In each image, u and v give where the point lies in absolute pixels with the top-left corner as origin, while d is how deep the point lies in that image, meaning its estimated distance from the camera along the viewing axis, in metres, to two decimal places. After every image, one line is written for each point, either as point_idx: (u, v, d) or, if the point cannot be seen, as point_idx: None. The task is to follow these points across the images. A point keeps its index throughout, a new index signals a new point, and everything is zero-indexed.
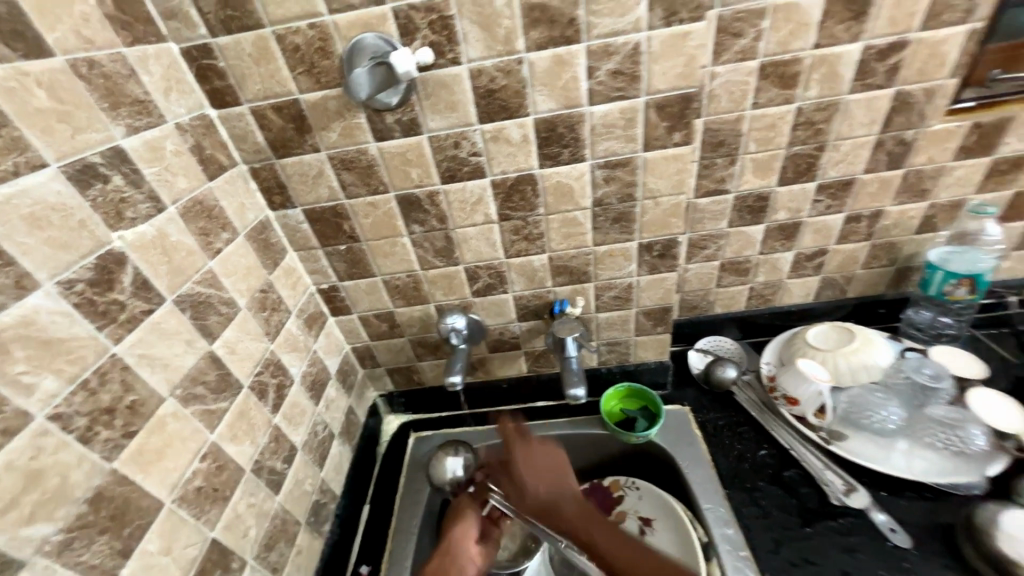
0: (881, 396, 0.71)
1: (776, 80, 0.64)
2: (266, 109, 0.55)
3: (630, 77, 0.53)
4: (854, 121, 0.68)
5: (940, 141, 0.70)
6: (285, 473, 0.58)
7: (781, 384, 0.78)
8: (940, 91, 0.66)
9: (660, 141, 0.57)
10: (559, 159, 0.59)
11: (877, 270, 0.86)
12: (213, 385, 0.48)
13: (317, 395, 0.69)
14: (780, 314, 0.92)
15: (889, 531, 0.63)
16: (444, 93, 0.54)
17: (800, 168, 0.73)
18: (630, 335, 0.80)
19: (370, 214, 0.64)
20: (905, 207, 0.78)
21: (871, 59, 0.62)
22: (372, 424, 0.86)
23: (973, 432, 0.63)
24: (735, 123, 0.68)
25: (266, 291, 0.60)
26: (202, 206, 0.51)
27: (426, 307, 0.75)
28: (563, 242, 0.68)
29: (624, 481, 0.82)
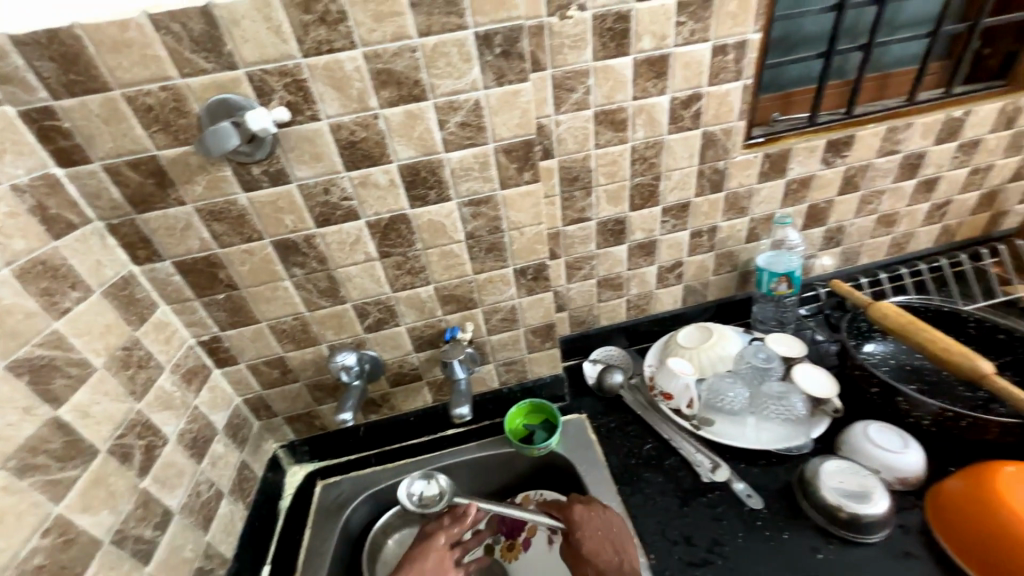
0: (730, 380, 0.83)
1: (609, 125, 0.77)
2: (121, 166, 0.55)
3: (476, 127, 0.61)
4: (677, 156, 0.83)
5: (745, 169, 0.88)
6: (156, 540, 0.55)
7: (658, 382, 0.87)
8: (735, 130, 0.83)
9: (513, 180, 0.66)
10: (427, 200, 0.65)
11: (725, 275, 1.02)
12: (58, 452, 0.46)
13: (199, 452, 0.66)
14: (657, 321, 1.04)
15: (746, 497, 0.73)
16: (308, 146, 0.58)
17: (645, 196, 0.86)
18: (522, 353, 0.87)
19: (247, 261, 0.65)
20: (732, 222, 0.94)
21: (678, 107, 0.78)
22: (272, 479, 0.82)
23: (795, 401, 0.77)
24: (584, 161, 0.79)
25: (130, 349, 0.58)
26: (46, 267, 0.49)
27: (319, 348, 0.76)
28: (445, 273, 0.73)
29: (534, 495, 0.87)
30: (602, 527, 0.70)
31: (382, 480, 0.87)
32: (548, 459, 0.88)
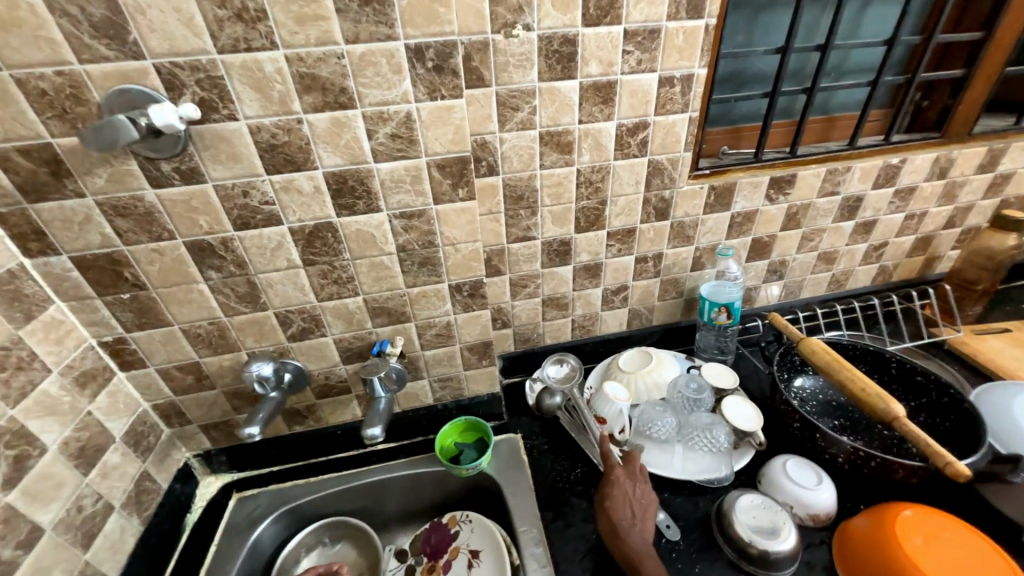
0: (660, 409, 0.84)
1: (554, 147, 0.76)
2: (9, 152, 0.51)
3: (407, 140, 0.59)
4: (624, 182, 0.83)
5: (691, 199, 0.89)
6: (16, 561, 0.50)
7: (594, 405, 0.87)
8: (681, 161, 0.84)
9: (447, 196, 0.65)
10: (355, 209, 0.63)
11: (670, 302, 1.03)
12: None
13: (87, 462, 0.61)
14: (602, 343, 1.04)
15: (664, 528, 0.72)
16: (224, 145, 0.55)
17: (590, 219, 0.86)
18: (458, 370, 0.85)
19: (156, 261, 0.61)
20: (678, 250, 0.95)
21: (625, 134, 0.78)
22: (180, 490, 0.78)
23: (718, 433, 0.77)
24: (529, 181, 0.79)
25: (8, 349, 0.53)
26: None
27: (237, 355, 0.72)
28: (375, 285, 0.71)
29: (460, 515, 0.84)
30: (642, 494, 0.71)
31: (301, 495, 0.84)
32: (478, 480, 0.86)
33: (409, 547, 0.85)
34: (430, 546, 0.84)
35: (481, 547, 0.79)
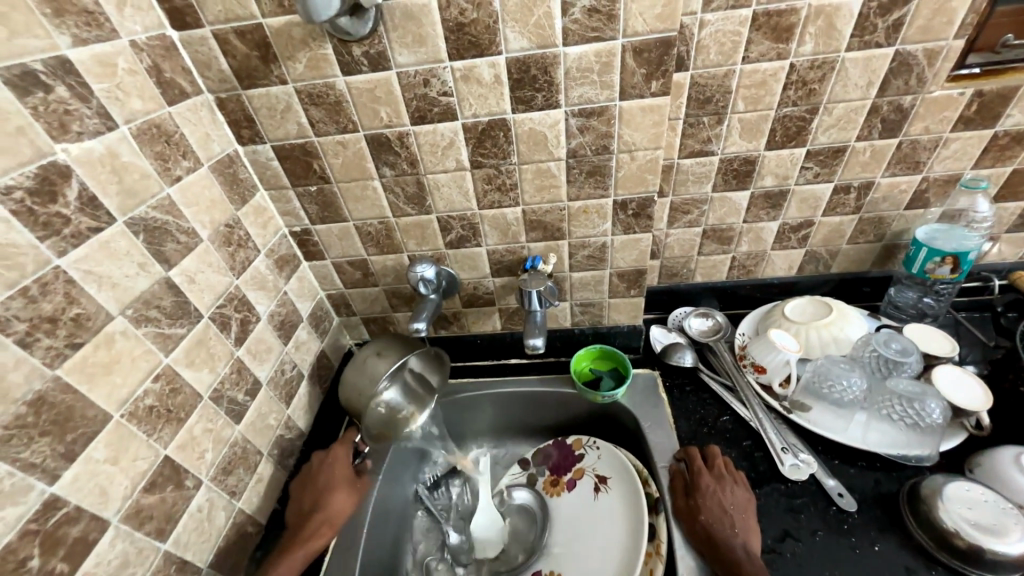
0: (845, 367, 0.71)
1: (768, 33, 0.60)
2: (229, 33, 0.53)
3: (606, 16, 0.50)
4: (850, 82, 0.65)
5: (940, 109, 0.67)
6: (247, 405, 0.60)
7: (752, 352, 0.79)
8: (944, 54, 0.62)
9: (637, 90, 0.55)
10: (532, 104, 0.57)
11: (863, 246, 0.84)
12: (169, 310, 0.49)
13: (285, 334, 0.70)
14: (761, 287, 0.91)
15: (837, 496, 0.64)
16: (412, 25, 0.52)
17: (790, 132, 0.70)
18: (603, 297, 0.80)
19: (339, 153, 0.63)
20: (897, 179, 0.75)
21: (872, 13, 0.59)
22: (346, 371, 0.88)
23: (930, 406, 0.63)
24: (723, 79, 0.65)
25: (232, 227, 0.60)
26: (159, 131, 0.50)
27: (399, 257, 0.75)
28: (537, 195, 0.66)
29: (586, 440, 0.84)
30: (735, 497, 0.64)
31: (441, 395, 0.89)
32: (610, 409, 0.84)
33: (531, 458, 0.88)
34: (552, 462, 0.86)
35: (612, 472, 0.78)
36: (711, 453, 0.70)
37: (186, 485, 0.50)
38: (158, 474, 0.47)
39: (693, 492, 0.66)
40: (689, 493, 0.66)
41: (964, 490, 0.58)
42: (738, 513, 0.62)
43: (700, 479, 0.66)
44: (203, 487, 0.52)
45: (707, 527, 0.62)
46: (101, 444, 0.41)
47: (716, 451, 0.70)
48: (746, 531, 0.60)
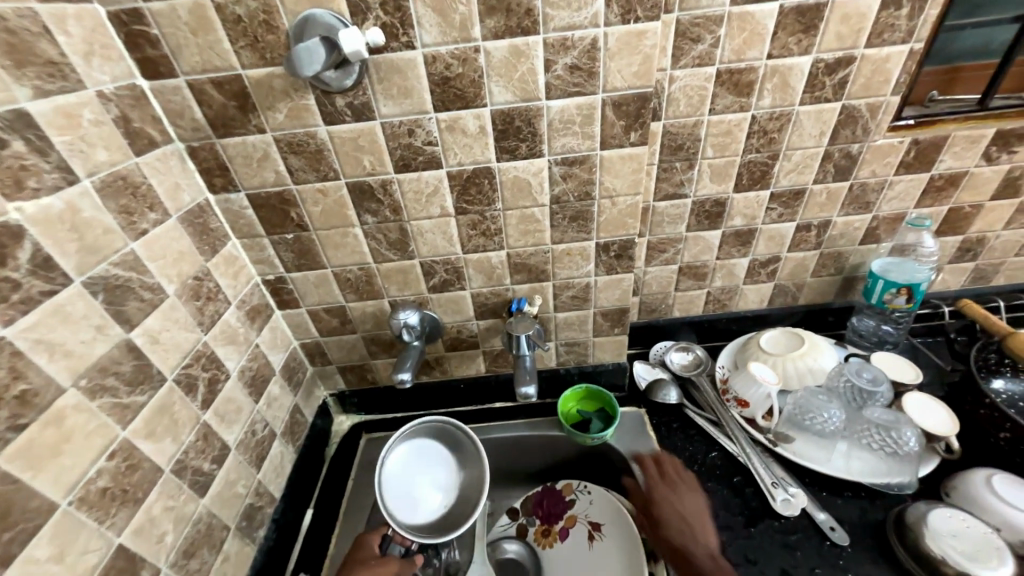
0: (823, 398, 0.73)
1: (731, 87, 0.65)
2: (205, 83, 0.51)
3: (587, 73, 0.53)
4: (805, 132, 0.70)
5: (883, 156, 0.74)
6: (213, 474, 0.54)
7: (734, 386, 0.80)
8: (884, 108, 0.69)
9: (617, 140, 0.58)
10: (516, 153, 0.58)
11: (825, 279, 0.89)
12: (128, 376, 0.45)
13: (257, 390, 0.65)
14: (735, 320, 0.94)
15: (829, 529, 0.65)
16: (397, 78, 0.52)
17: (754, 176, 0.74)
18: (588, 336, 0.80)
19: (319, 201, 0.61)
20: (851, 217, 0.81)
21: (821, 72, 0.65)
22: (321, 425, 0.82)
23: (906, 434, 0.65)
24: (693, 128, 0.69)
25: (201, 279, 0.56)
26: (126, 183, 0.47)
27: (380, 303, 0.73)
28: (521, 239, 0.67)
29: (576, 484, 0.81)
30: (690, 502, 0.62)
31: None
32: (600, 450, 0.82)
33: (520, 507, 0.84)
34: (542, 509, 0.82)
35: (605, 518, 0.75)
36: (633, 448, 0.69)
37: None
38: (109, 567, 0.41)
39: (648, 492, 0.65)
40: (644, 493, 0.65)
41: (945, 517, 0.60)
42: (696, 519, 0.61)
43: (654, 479, 0.66)
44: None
45: (669, 539, 0.60)
46: (43, 540, 0.36)
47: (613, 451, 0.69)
48: (706, 537, 0.59)
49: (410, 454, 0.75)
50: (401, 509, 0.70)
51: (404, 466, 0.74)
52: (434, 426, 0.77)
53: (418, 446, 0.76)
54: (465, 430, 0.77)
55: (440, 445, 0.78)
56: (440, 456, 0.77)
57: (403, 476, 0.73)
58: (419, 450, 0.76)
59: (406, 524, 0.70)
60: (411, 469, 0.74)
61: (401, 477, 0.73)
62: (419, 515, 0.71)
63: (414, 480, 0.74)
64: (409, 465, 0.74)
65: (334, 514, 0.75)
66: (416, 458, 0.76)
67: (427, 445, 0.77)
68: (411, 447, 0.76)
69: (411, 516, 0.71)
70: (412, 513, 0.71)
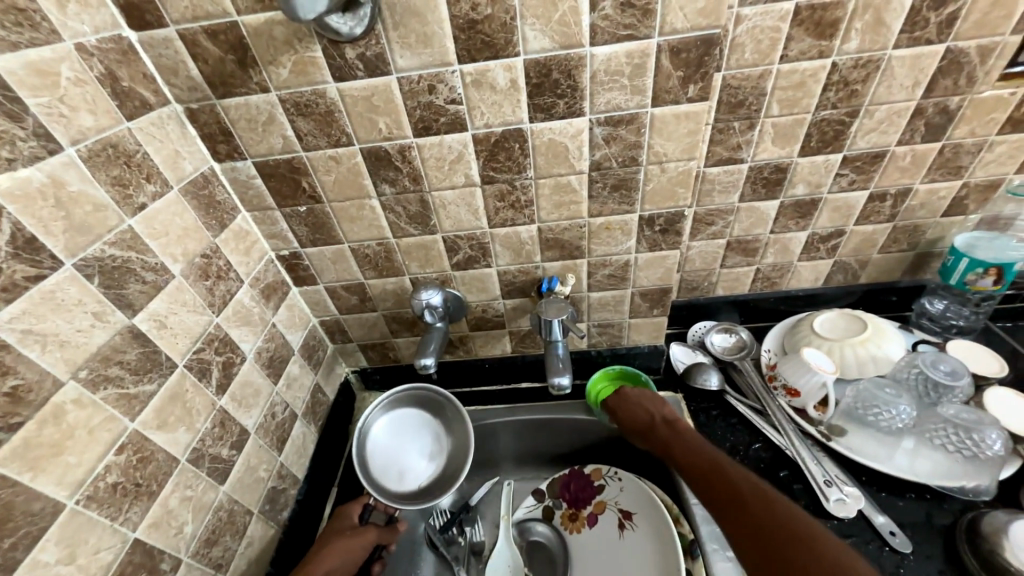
0: (891, 392, 0.66)
1: (811, 28, 0.54)
2: (198, 34, 0.45)
3: (641, 10, 0.44)
4: (895, 82, 0.59)
5: (987, 111, 0.62)
6: (232, 460, 0.52)
7: (782, 372, 0.73)
8: (999, 50, 0.57)
9: (672, 95, 0.49)
10: (552, 112, 0.50)
11: (894, 256, 0.79)
12: (134, 365, 0.42)
13: (275, 372, 0.62)
14: (785, 300, 0.85)
15: (889, 535, 0.59)
16: (415, 23, 0.44)
17: (826, 137, 0.64)
18: (623, 317, 0.74)
19: (332, 170, 0.55)
20: (936, 185, 0.70)
21: (926, 6, 0.53)
22: (344, 403, 0.81)
23: (991, 436, 0.58)
24: (758, 80, 0.59)
25: (209, 257, 0.52)
26: (117, 151, 0.42)
27: (400, 280, 0.68)
28: (554, 212, 0.60)
29: (606, 470, 0.78)
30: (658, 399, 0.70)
31: None
32: None
33: (547, 489, 0.81)
34: (570, 493, 0.79)
35: (636, 506, 0.72)
36: (619, 395, 0.73)
37: (162, 568, 0.42)
38: (126, 563, 0.39)
39: (649, 433, 0.66)
40: (646, 437, 0.66)
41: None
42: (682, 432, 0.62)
43: (647, 419, 0.67)
44: (183, 565, 0.45)
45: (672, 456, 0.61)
46: (51, 542, 0.34)
47: (616, 398, 0.73)
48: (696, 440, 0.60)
49: (395, 424, 0.73)
50: (388, 479, 0.68)
51: (389, 436, 0.72)
52: (415, 394, 0.74)
53: (403, 415, 0.74)
54: (448, 397, 0.75)
55: (428, 413, 0.75)
56: (425, 424, 0.75)
57: (388, 446, 0.71)
58: (404, 418, 0.74)
59: (393, 494, 0.67)
60: (396, 439, 0.72)
61: (386, 447, 0.71)
62: (407, 484, 0.69)
63: (395, 450, 0.71)
64: (394, 435, 0.72)
65: (358, 492, 0.74)
66: (402, 428, 0.73)
67: (411, 413, 0.75)
68: (395, 417, 0.73)
69: (397, 485, 0.68)
70: (399, 483, 0.69)
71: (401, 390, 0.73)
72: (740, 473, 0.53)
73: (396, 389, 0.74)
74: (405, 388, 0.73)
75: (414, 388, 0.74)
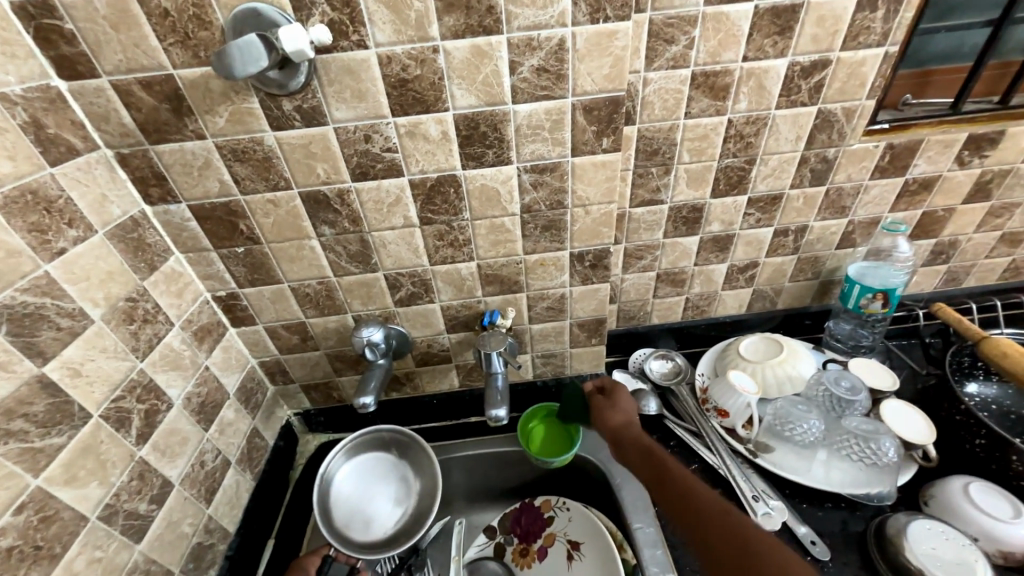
0: (802, 408, 0.72)
1: (706, 91, 0.63)
2: (132, 84, 0.46)
3: (555, 75, 0.49)
4: (781, 136, 0.68)
5: (859, 161, 0.73)
6: (152, 515, 0.49)
7: (713, 396, 0.79)
8: (859, 112, 0.67)
9: (589, 146, 0.55)
10: (482, 160, 0.55)
11: (802, 284, 0.88)
12: (42, 417, 0.40)
13: (207, 417, 0.60)
14: (714, 326, 0.92)
15: (810, 544, 0.64)
16: (350, 80, 0.48)
17: (732, 181, 0.73)
18: (564, 347, 0.77)
19: (270, 212, 0.57)
20: (827, 222, 0.80)
21: (797, 75, 0.63)
22: (284, 447, 0.78)
23: (885, 445, 0.65)
24: (668, 133, 0.66)
25: (135, 300, 0.51)
26: (36, 197, 0.42)
27: (343, 318, 0.68)
28: (491, 250, 0.63)
29: (555, 500, 0.78)
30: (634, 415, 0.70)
31: None
32: (576, 463, 0.80)
33: (498, 525, 0.80)
34: (521, 527, 0.79)
35: (585, 537, 0.72)
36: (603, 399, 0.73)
37: None
38: None
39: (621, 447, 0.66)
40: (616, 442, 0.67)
41: (925, 530, 0.59)
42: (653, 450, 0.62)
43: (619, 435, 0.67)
44: None
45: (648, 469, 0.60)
46: None
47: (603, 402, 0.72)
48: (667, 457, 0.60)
49: (361, 469, 0.72)
50: (352, 528, 0.67)
51: (355, 483, 0.70)
52: (381, 437, 0.73)
53: (369, 459, 0.73)
54: (412, 437, 0.73)
55: (393, 456, 0.74)
56: (393, 467, 0.73)
57: (354, 492, 0.70)
58: (371, 463, 0.72)
59: (357, 543, 0.66)
60: (362, 485, 0.71)
61: (352, 494, 0.70)
62: (372, 532, 0.68)
63: (360, 497, 0.70)
64: (360, 481, 0.71)
65: (298, 542, 0.71)
66: (369, 473, 0.72)
67: (378, 456, 0.73)
68: (360, 462, 0.72)
69: (362, 534, 0.67)
70: (364, 531, 0.68)
71: (366, 434, 0.72)
72: (689, 481, 0.55)
73: (360, 433, 0.72)
74: (366, 431, 0.72)
75: (377, 430, 0.72)
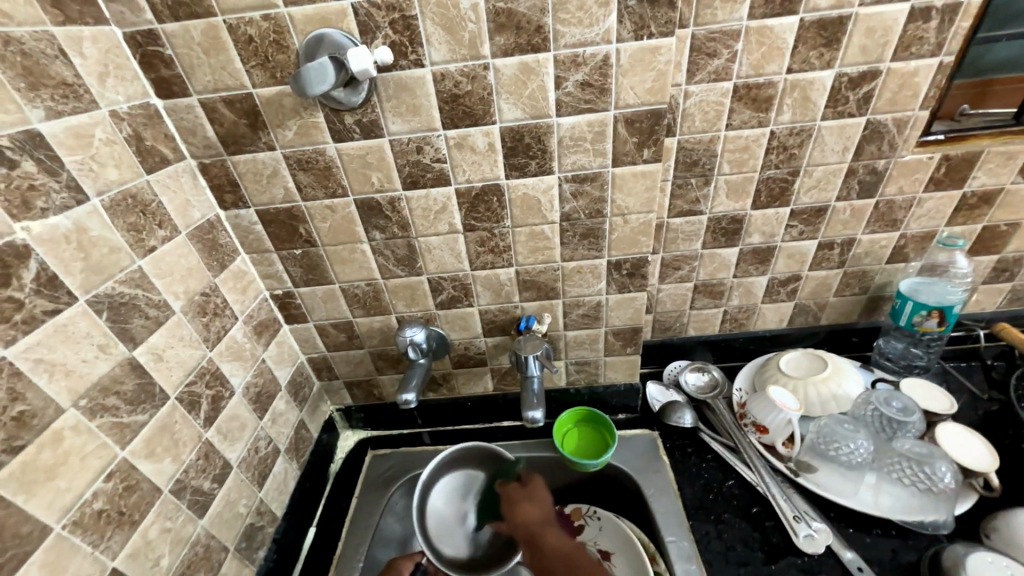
0: (850, 427, 0.69)
1: (748, 103, 0.63)
2: (217, 102, 0.52)
3: (599, 90, 0.51)
4: (827, 148, 0.67)
5: (911, 172, 0.70)
6: (213, 493, 0.54)
7: (752, 411, 0.77)
8: (912, 122, 0.66)
9: (629, 157, 0.56)
10: (526, 170, 0.57)
11: (849, 299, 0.85)
12: (130, 395, 0.44)
13: (262, 407, 0.64)
14: (754, 339, 0.90)
15: (856, 570, 0.61)
16: (406, 96, 0.52)
17: (773, 193, 0.72)
18: (599, 355, 0.78)
19: (327, 218, 0.61)
20: (877, 236, 0.77)
21: (844, 86, 0.62)
22: (327, 441, 0.82)
23: (941, 470, 0.62)
24: (709, 144, 0.67)
25: (208, 295, 0.56)
26: (135, 201, 0.47)
27: (387, 319, 0.72)
28: (530, 256, 0.65)
29: (586, 509, 0.79)
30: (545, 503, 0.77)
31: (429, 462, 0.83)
32: (607, 471, 0.79)
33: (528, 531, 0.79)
34: (550, 534, 0.78)
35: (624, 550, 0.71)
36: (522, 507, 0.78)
37: None
38: None
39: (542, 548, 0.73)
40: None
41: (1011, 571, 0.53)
42: None
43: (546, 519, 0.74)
44: None
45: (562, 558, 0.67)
46: (36, 565, 0.35)
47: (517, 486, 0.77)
48: None
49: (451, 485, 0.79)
50: (443, 541, 0.74)
51: (450, 497, 0.78)
52: (471, 454, 0.79)
53: (460, 476, 0.79)
54: (503, 461, 0.77)
55: (482, 475, 0.79)
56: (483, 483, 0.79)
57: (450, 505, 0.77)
58: (465, 479, 0.79)
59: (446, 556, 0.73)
60: (452, 501, 0.77)
61: (444, 508, 0.77)
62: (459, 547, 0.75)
63: (451, 512, 0.77)
64: (451, 497, 0.78)
65: (335, 533, 0.74)
66: (459, 489, 0.79)
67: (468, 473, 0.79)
68: (451, 479, 0.79)
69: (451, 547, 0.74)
70: (453, 545, 0.75)
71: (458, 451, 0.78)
72: None
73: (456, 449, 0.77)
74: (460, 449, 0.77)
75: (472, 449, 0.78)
